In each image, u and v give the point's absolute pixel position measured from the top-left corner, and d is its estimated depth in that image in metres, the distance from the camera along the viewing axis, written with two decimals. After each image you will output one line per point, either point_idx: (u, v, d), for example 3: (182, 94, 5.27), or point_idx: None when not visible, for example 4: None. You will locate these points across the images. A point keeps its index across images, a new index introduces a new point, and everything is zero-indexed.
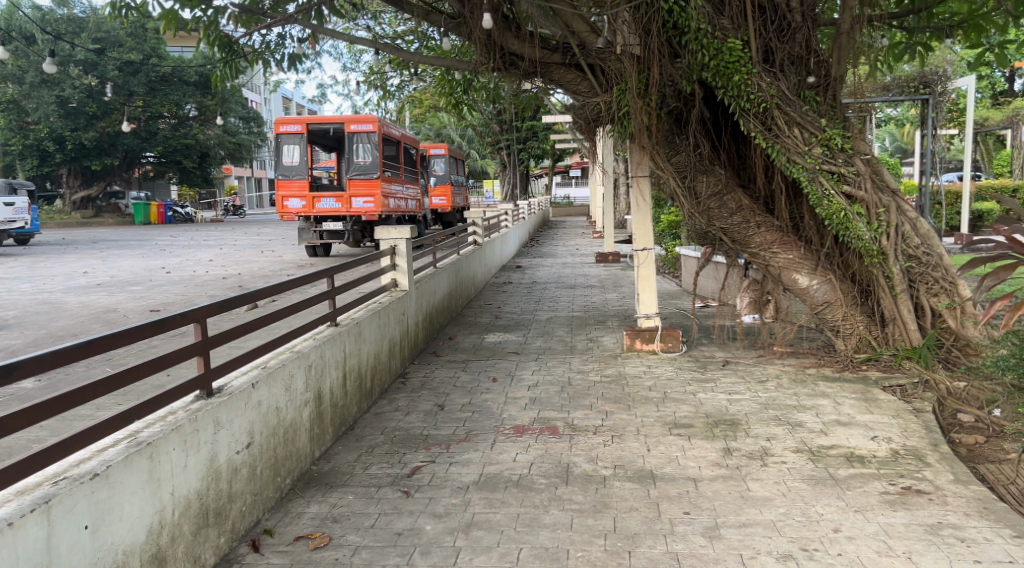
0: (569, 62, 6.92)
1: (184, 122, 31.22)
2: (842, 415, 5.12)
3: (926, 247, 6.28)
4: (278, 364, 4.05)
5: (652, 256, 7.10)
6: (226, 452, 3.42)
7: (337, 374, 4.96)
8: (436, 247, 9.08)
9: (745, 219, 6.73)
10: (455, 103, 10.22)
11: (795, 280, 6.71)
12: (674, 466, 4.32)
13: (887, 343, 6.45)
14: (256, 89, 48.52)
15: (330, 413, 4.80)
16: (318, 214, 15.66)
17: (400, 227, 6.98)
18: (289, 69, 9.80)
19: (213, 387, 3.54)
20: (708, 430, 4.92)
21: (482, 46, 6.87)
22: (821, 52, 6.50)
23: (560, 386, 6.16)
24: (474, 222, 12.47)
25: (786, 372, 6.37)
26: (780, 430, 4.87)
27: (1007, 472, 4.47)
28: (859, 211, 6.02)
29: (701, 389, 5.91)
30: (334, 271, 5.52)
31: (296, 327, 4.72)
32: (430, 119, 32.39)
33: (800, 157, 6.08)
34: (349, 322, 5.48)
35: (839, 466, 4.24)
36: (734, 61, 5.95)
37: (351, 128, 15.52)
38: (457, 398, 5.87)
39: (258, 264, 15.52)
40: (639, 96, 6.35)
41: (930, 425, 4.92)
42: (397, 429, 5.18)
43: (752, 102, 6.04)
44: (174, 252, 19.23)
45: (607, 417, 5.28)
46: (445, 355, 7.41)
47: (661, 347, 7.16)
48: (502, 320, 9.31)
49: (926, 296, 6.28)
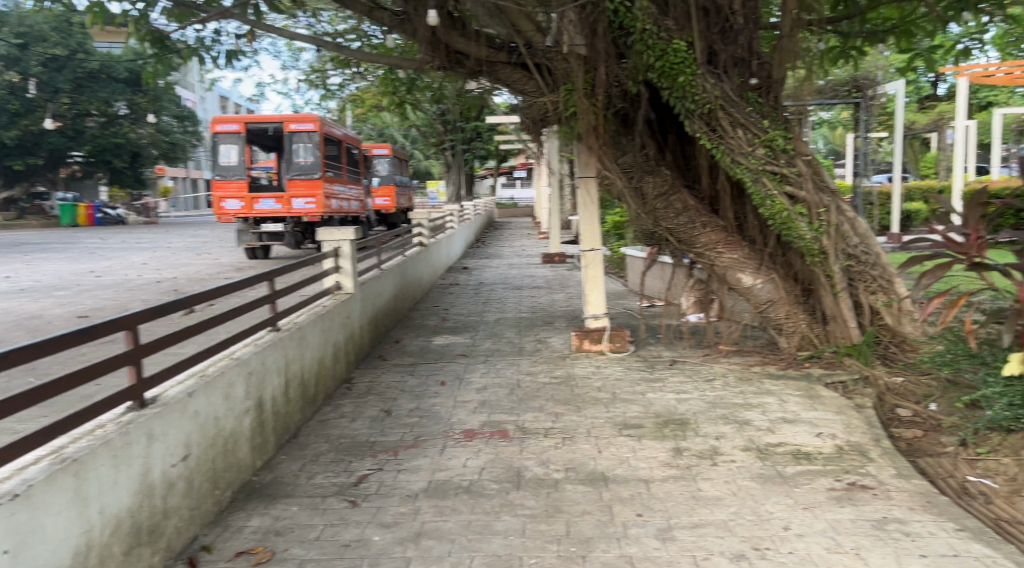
0: (515, 62, 6.89)
1: (114, 120, 30.29)
2: (787, 413, 5.18)
3: (864, 246, 6.41)
4: (218, 372, 3.90)
5: (599, 256, 7.11)
6: (161, 466, 3.27)
7: (279, 380, 4.82)
8: (381, 249, 8.95)
9: (691, 219, 6.78)
10: (399, 102, 10.10)
11: (739, 280, 6.78)
12: (626, 467, 4.31)
13: (828, 340, 6.57)
14: (190, 87, 47.40)
15: (272, 421, 4.66)
16: (257, 216, 15.34)
17: (344, 229, 6.78)
18: (225, 66, 9.56)
19: (146, 398, 3.39)
20: (658, 430, 4.93)
21: (427, 44, 6.76)
22: (762, 54, 6.59)
23: (509, 388, 6.11)
24: (420, 223, 12.33)
25: (732, 371, 6.43)
26: (728, 429, 4.90)
27: (945, 466, 4.52)
28: (801, 211, 6.13)
29: (649, 389, 5.92)
30: (275, 274, 5.36)
31: (236, 333, 4.56)
32: (372, 120, 32.08)
33: (744, 158, 6.15)
34: (292, 327, 5.33)
35: (787, 463, 4.28)
36: (680, 62, 5.98)
37: (291, 128, 15.24)
38: (404, 403, 5.77)
39: (196, 267, 15.11)
40: (586, 96, 6.35)
41: (872, 420, 5.01)
42: (342, 436, 5.05)
43: (697, 103, 6.08)
44: (106, 256, 18.61)
45: (558, 419, 5.24)
46: (391, 359, 7.29)
47: (609, 347, 7.16)
48: (449, 322, 9.22)
49: (865, 295, 6.41)
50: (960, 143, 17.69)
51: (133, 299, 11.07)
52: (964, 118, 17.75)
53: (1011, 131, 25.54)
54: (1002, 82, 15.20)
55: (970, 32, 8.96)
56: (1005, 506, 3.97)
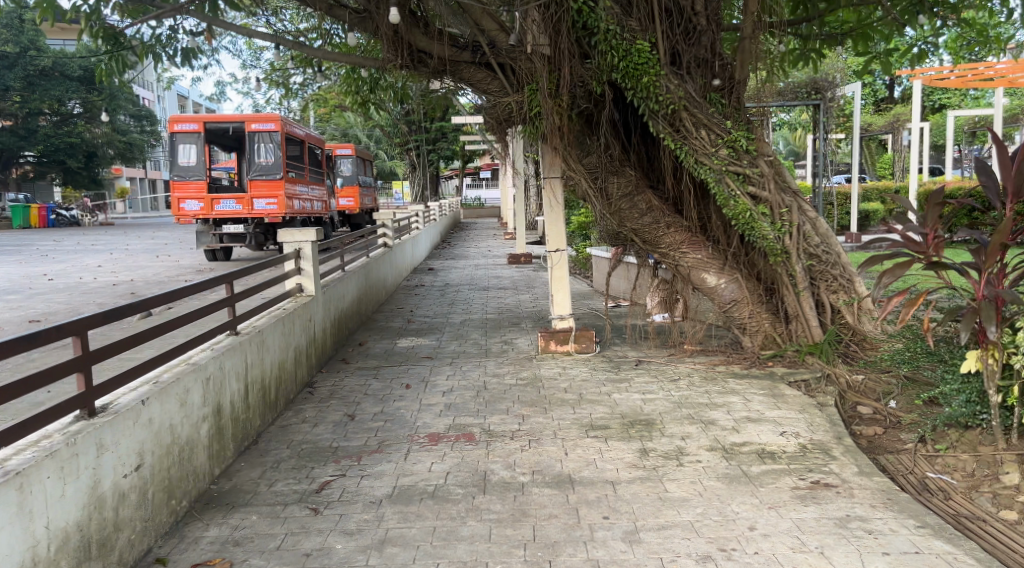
0: (479, 61, 6.81)
1: (68, 119, 29.64)
2: (752, 412, 5.20)
3: (825, 246, 6.48)
4: (172, 378, 3.80)
5: (565, 257, 7.09)
6: (112, 477, 3.17)
7: (238, 385, 4.73)
8: (344, 251, 8.84)
9: (655, 219, 6.79)
10: (362, 102, 9.99)
11: (703, 279, 6.81)
12: (592, 469, 4.29)
13: (790, 339, 6.63)
14: (148, 85, 46.56)
15: (231, 428, 4.56)
16: (218, 217, 15.06)
17: (306, 230, 6.68)
18: (182, 64, 9.36)
19: (96, 407, 3.28)
20: (624, 431, 4.91)
21: (390, 43, 6.66)
22: (724, 55, 6.62)
23: (475, 391, 6.05)
24: (384, 224, 12.22)
25: (697, 370, 6.44)
26: (694, 429, 4.91)
27: (905, 463, 4.56)
28: (763, 211, 6.18)
29: (615, 390, 5.91)
30: (234, 276, 5.26)
31: (193, 337, 4.46)
32: (335, 119, 31.80)
33: (707, 159, 6.18)
34: (251, 330, 5.23)
35: (752, 462, 4.28)
36: (643, 63, 5.99)
37: (251, 128, 15.01)
38: (368, 407, 5.68)
39: (154, 269, 14.82)
40: (550, 96, 6.33)
41: (835, 419, 5.04)
42: (304, 442, 4.96)
43: (661, 104, 6.08)
44: (60, 258, 18.16)
45: (524, 421, 5.20)
46: (355, 362, 7.20)
47: (575, 348, 7.15)
48: (414, 324, 9.14)
49: (826, 294, 6.48)
50: (916, 145, 18.03)
51: (88, 303, 10.81)
52: (919, 120, 18.10)
53: (963, 133, 26.13)
54: (954, 84, 15.52)
55: (924, 36, 9.13)
56: (965, 502, 4.02)
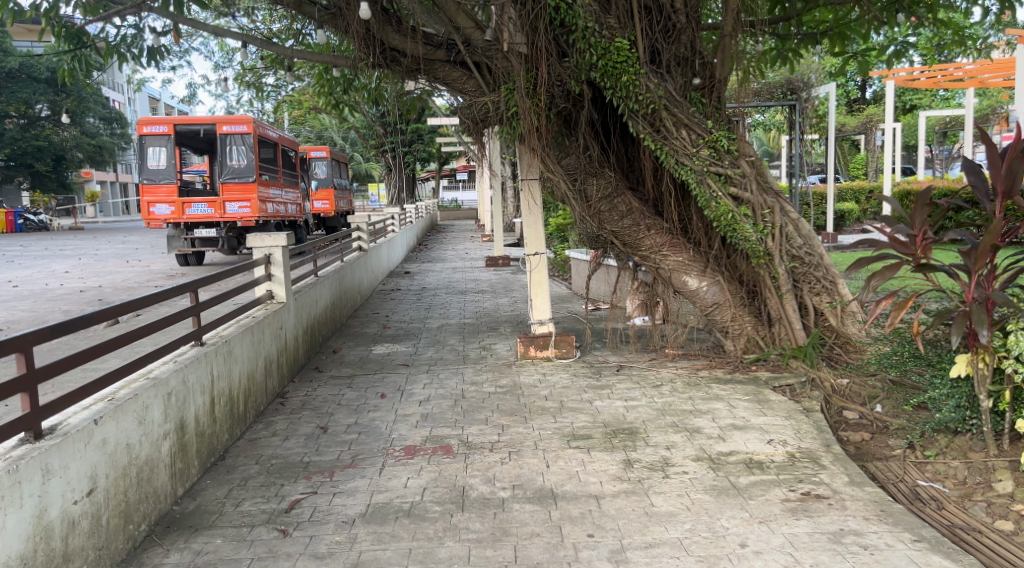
0: (454, 60, 6.63)
1: (35, 121, 29.04)
2: (737, 419, 5.06)
3: (808, 247, 6.36)
4: (129, 395, 3.60)
5: (544, 260, 6.93)
6: (60, 504, 2.97)
7: (203, 400, 4.51)
8: (318, 254, 8.61)
9: (636, 221, 6.65)
10: (335, 104, 9.75)
11: (685, 282, 6.67)
12: (575, 483, 4.12)
13: (774, 342, 6.50)
14: (117, 87, 45.79)
15: (195, 445, 4.34)
16: (189, 221, 14.65)
17: (275, 235, 6.47)
18: (148, 65, 9.08)
19: (42, 429, 3.07)
20: (607, 441, 4.76)
21: (361, 41, 6.44)
22: (705, 53, 6.49)
23: (453, 400, 5.86)
24: (359, 227, 11.96)
25: (679, 376, 6.29)
26: (679, 438, 4.76)
27: (895, 470, 4.43)
28: (745, 212, 6.04)
29: (597, 397, 5.75)
30: (200, 284, 5.04)
31: (155, 350, 4.25)
32: (310, 121, 31.50)
33: (688, 159, 6.06)
34: (217, 341, 5.01)
35: (740, 473, 4.13)
36: (622, 61, 5.86)
37: (223, 130, 14.71)
38: (341, 419, 5.47)
39: (123, 275, 14.46)
40: (527, 96, 6.15)
41: (822, 425, 4.90)
42: (274, 458, 4.75)
43: (641, 103, 5.96)
44: (26, 263, 17.73)
45: (503, 431, 5.03)
46: (328, 370, 6.98)
47: (555, 353, 6.98)
48: (389, 330, 8.93)
49: (809, 296, 6.36)
50: (889, 146, 18.09)
51: (52, 311, 10.50)
52: (892, 120, 18.16)
53: (935, 134, 26.33)
54: (926, 85, 15.57)
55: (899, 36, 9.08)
56: (958, 512, 3.91)
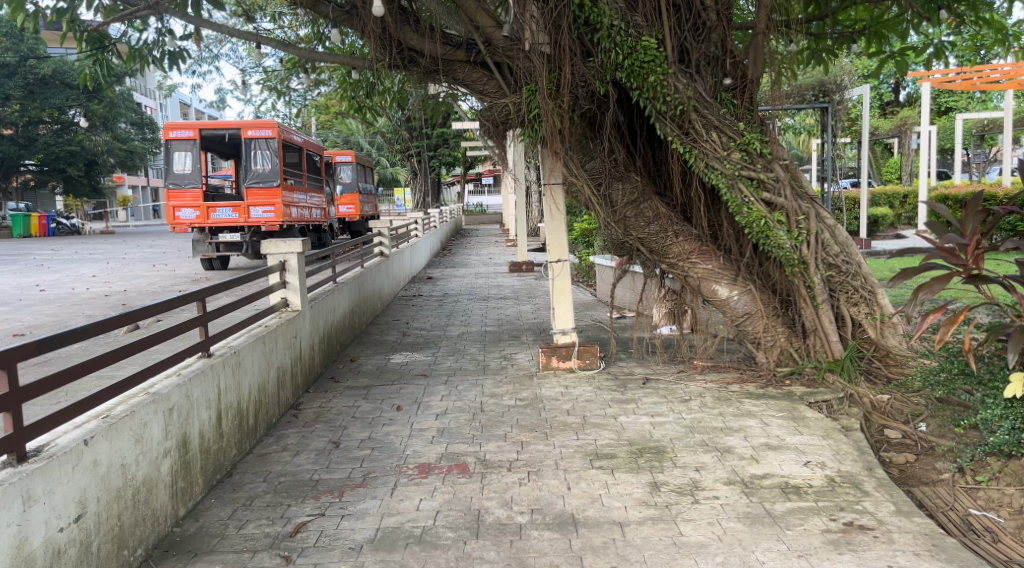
0: (474, 60, 6.36)
1: (68, 127, 29.31)
2: (771, 438, 4.77)
3: (845, 255, 6.07)
4: (126, 412, 3.42)
5: (567, 268, 6.67)
6: (43, 532, 2.80)
7: (209, 414, 4.32)
8: (336, 260, 8.42)
9: (663, 228, 6.37)
10: (357, 107, 9.49)
11: (715, 291, 6.37)
12: (598, 508, 3.86)
13: (808, 355, 6.19)
14: (148, 94, 46.33)
15: (199, 462, 4.15)
16: (214, 226, 14.62)
17: (291, 241, 6.27)
18: (170, 69, 9.01)
19: (28, 451, 2.91)
20: (633, 461, 4.49)
21: (378, 41, 6.27)
22: (736, 52, 6.20)
23: (471, 414, 5.62)
24: (381, 232, 11.78)
25: (708, 390, 5.99)
26: (709, 458, 4.49)
27: (944, 497, 4.12)
28: (779, 218, 5.77)
29: (622, 412, 5.49)
30: (208, 292, 4.86)
31: (158, 362, 4.07)
32: (338, 125, 31.54)
33: (719, 163, 5.78)
34: (226, 351, 4.82)
35: (775, 499, 3.84)
36: (649, 61, 5.60)
37: (249, 134, 14.67)
38: (355, 433, 5.26)
39: (148, 279, 14.45)
40: (550, 97, 5.91)
41: (862, 445, 4.58)
42: (282, 475, 4.54)
43: (669, 105, 5.70)
44: (55, 268, 17.80)
45: (523, 449, 4.78)
46: (344, 381, 6.77)
47: (578, 364, 6.72)
48: (409, 338, 8.72)
49: (847, 306, 6.05)
50: (924, 149, 17.60)
51: (75, 316, 10.46)
52: (927, 123, 17.67)
53: (971, 136, 25.67)
54: (962, 88, 15.09)
55: (934, 36, 8.73)
56: (1016, 545, 3.60)
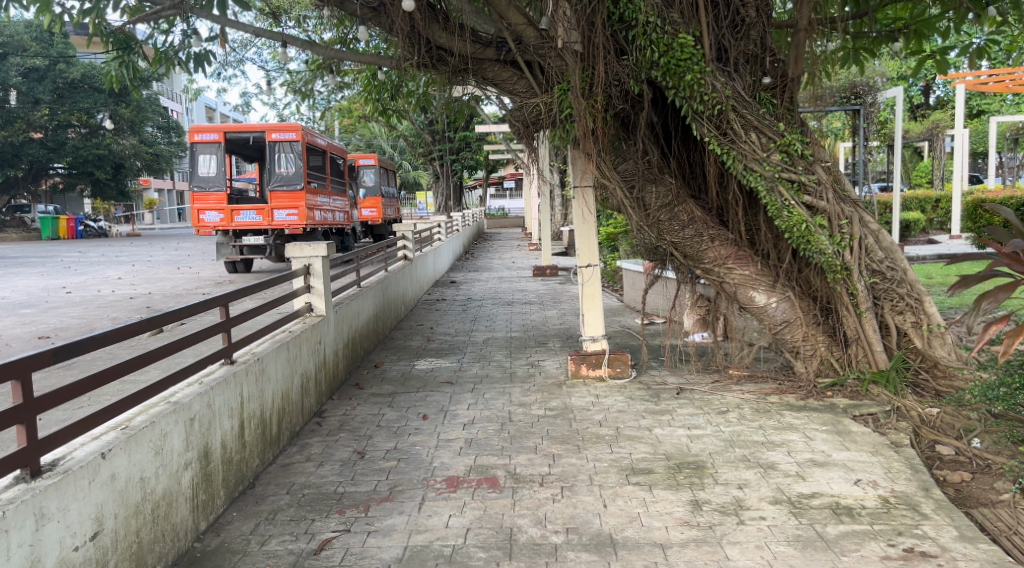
0: (504, 59, 6.22)
1: (96, 131, 29.53)
2: (816, 454, 4.54)
3: (890, 261, 5.82)
4: (146, 422, 3.26)
5: (597, 273, 6.47)
6: (57, 552, 2.65)
7: (231, 424, 4.17)
8: (361, 264, 8.27)
9: (698, 232, 6.14)
10: (381, 110, 9.22)
11: (752, 298, 6.14)
12: (637, 527, 3.66)
13: (850, 365, 5.93)
14: (174, 97, 46.78)
15: (221, 473, 4.00)
16: (237, 228, 14.56)
17: (315, 244, 6.10)
18: (194, 71, 8.90)
19: (42, 465, 2.76)
20: (671, 478, 4.28)
21: (406, 39, 6.14)
22: (776, 51, 5.97)
23: (499, 424, 5.43)
24: (405, 235, 11.61)
25: (746, 402, 5.76)
26: (752, 475, 4.27)
27: (1006, 519, 3.87)
28: (821, 222, 5.54)
29: (656, 424, 5.27)
30: (231, 297, 4.72)
31: (180, 370, 3.91)
32: (361, 128, 31.55)
33: (758, 165, 5.56)
34: (249, 358, 4.68)
35: (826, 521, 3.61)
36: (686, 58, 5.39)
37: (272, 137, 14.65)
38: (380, 443, 5.09)
39: (172, 282, 14.42)
40: (583, 97, 5.72)
41: (915, 463, 4.34)
42: (306, 487, 4.38)
43: (706, 104, 5.49)
44: (81, 270, 17.87)
45: (555, 462, 4.59)
46: (369, 388, 6.61)
47: (608, 372, 6.51)
48: (434, 343, 8.56)
49: (891, 314, 5.81)
50: (958, 153, 17.18)
51: (101, 318, 10.44)
52: (960, 126, 17.26)
53: (1004, 140, 25.11)
54: (995, 89, 14.72)
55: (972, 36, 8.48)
56: None
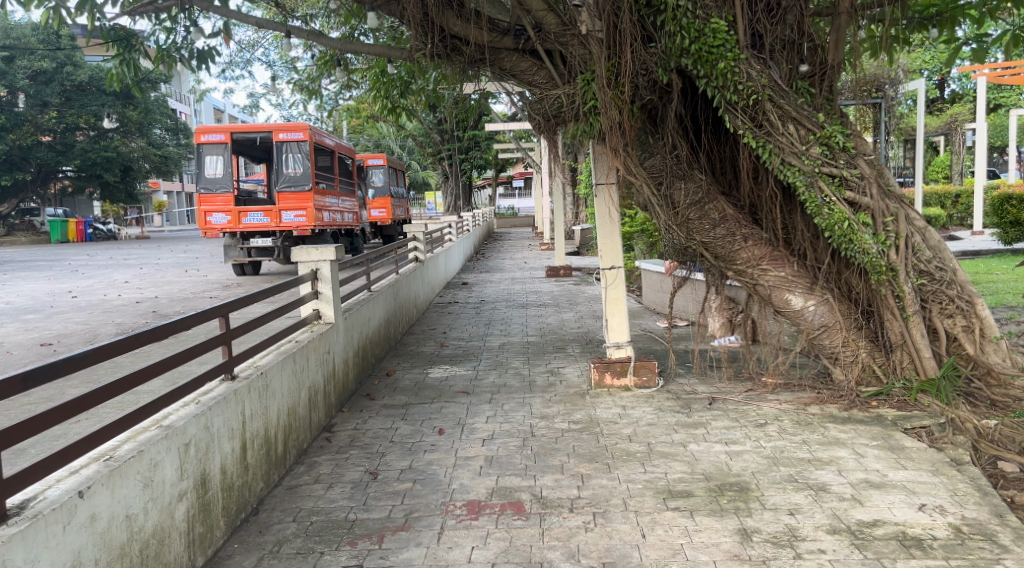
0: (523, 48, 5.88)
1: (104, 134, 29.38)
2: (870, 473, 4.16)
3: (938, 261, 5.40)
4: (132, 451, 2.91)
5: (621, 275, 6.10)
6: None
7: (232, 446, 3.82)
8: (371, 267, 7.89)
9: (730, 231, 5.76)
10: (391, 108, 8.79)
11: (788, 301, 5.74)
12: (682, 562, 3.33)
13: (894, 372, 5.51)
14: (181, 99, 46.63)
15: (220, 503, 3.64)
16: (245, 230, 14.30)
17: (323, 248, 5.82)
18: (198, 68, 8.53)
19: (8, 507, 2.42)
20: (713, 501, 3.93)
21: (420, 28, 5.82)
22: (814, 36, 5.59)
23: (521, 439, 5.06)
24: (415, 236, 11.24)
25: (785, 413, 5.36)
26: (802, 498, 3.90)
27: None
28: (864, 220, 5.13)
29: (691, 439, 4.90)
30: (231, 308, 4.38)
31: (174, 389, 3.56)
32: (369, 128, 31.25)
33: (797, 159, 5.17)
34: (253, 373, 4.32)
35: (895, 555, 3.30)
36: (719, 45, 5.01)
37: (280, 137, 14.26)
38: (394, 461, 4.73)
39: (180, 285, 14.09)
40: (609, 86, 5.34)
41: (983, 485, 3.97)
42: (314, 513, 4.02)
43: (740, 94, 5.12)
44: (88, 273, 17.59)
45: (585, 484, 4.21)
46: (381, 399, 6.24)
47: (634, 382, 6.12)
48: (447, 349, 8.19)
49: (940, 318, 5.39)
50: (980, 145, 16.61)
51: (106, 324, 10.15)
52: (981, 120, 16.80)
53: None
54: (1017, 82, 14.25)
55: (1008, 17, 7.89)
56: None
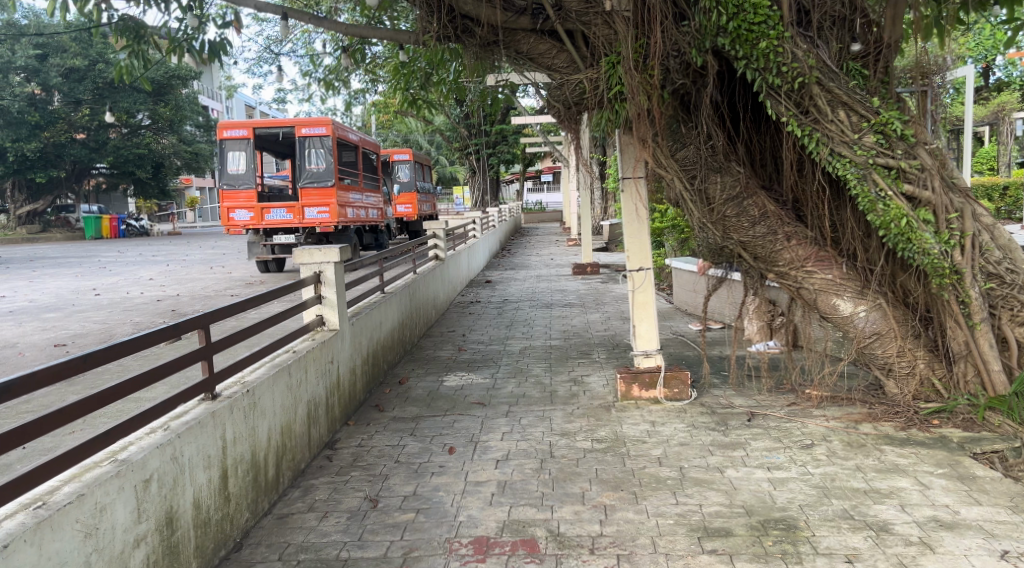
0: (541, 29, 5.37)
1: (136, 130, 29.38)
2: (939, 510, 3.61)
3: (1009, 262, 4.78)
4: (67, 497, 2.52)
5: (650, 277, 5.59)
6: None
7: (208, 475, 3.39)
8: (385, 264, 7.44)
9: (771, 229, 5.23)
10: (411, 101, 8.31)
11: (835, 306, 5.17)
12: None
13: (956, 386, 4.93)
14: (213, 96, 46.74)
15: (191, 542, 3.21)
16: (268, 227, 13.93)
17: (326, 248, 5.27)
18: (208, 61, 8.06)
19: None
20: (756, 541, 3.41)
21: (428, 7, 5.40)
22: (867, 11, 5.03)
23: (539, 460, 4.59)
24: (436, 232, 10.77)
25: (834, 432, 4.81)
26: (861, 540, 3.37)
27: None
28: (925, 217, 4.54)
29: (729, 463, 4.37)
30: (213, 319, 3.96)
31: (138, 415, 3.14)
32: (397, 123, 30.90)
33: (848, 149, 4.60)
34: (236, 390, 3.88)
35: None
36: (761, 22, 4.46)
37: (303, 132, 13.87)
38: (398, 486, 4.27)
39: (201, 283, 13.79)
40: (636, 69, 4.84)
41: None
42: (302, 551, 3.58)
43: (784, 77, 4.58)
44: (114, 270, 17.41)
45: (608, 518, 3.71)
46: (390, 411, 5.78)
47: (664, 394, 5.59)
48: (464, 354, 7.72)
49: (1010, 327, 4.78)
50: None
51: (121, 324, 9.81)
52: None
53: None
54: None
55: None
56: None
